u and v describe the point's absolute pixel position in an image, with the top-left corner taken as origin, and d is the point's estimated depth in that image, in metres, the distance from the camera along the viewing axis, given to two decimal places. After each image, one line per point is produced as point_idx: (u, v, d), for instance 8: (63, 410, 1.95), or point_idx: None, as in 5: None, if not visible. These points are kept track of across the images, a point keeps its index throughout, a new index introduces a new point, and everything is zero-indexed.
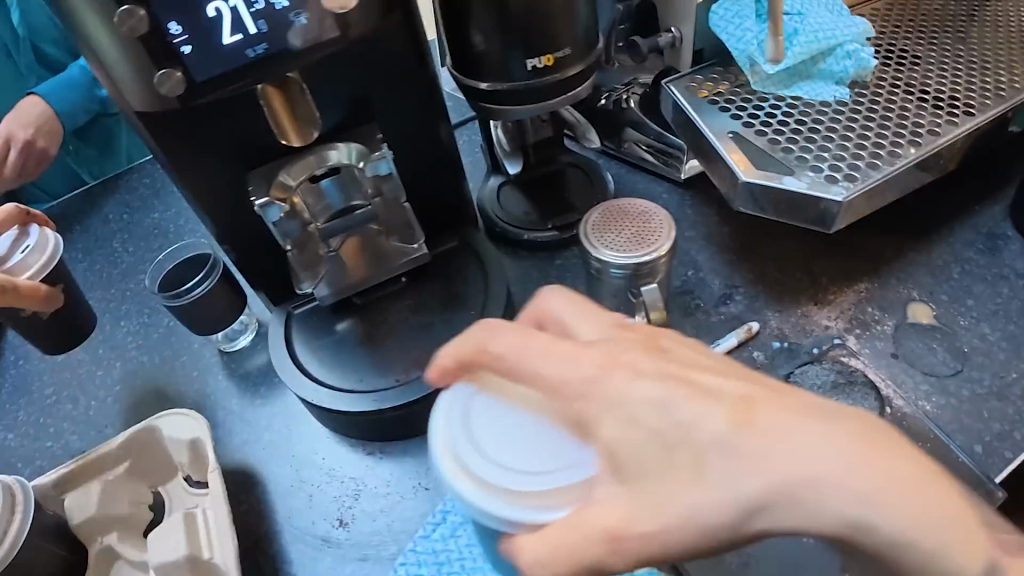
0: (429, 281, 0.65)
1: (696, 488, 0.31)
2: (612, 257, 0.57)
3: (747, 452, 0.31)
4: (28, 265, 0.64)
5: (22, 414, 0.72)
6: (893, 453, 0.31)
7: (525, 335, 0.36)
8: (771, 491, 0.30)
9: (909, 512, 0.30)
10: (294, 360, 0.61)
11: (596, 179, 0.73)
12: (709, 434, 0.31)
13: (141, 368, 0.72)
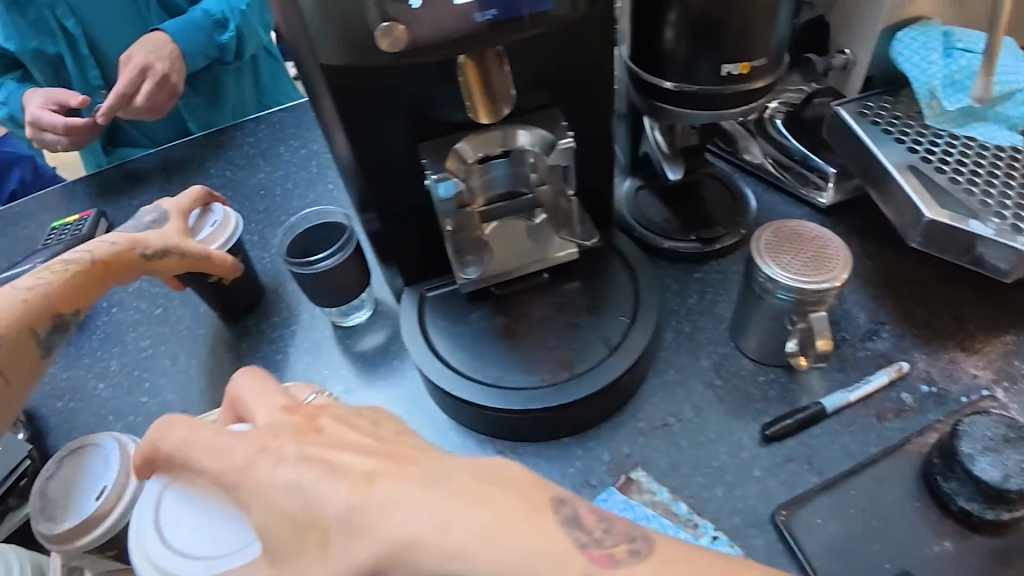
0: (573, 279, 0.61)
1: (322, 566, 0.33)
2: (785, 279, 0.54)
3: (364, 525, 0.33)
4: (214, 238, 0.64)
5: (114, 364, 0.69)
6: (478, 504, 0.33)
7: (190, 429, 0.41)
8: (383, 557, 0.32)
9: (521, 549, 0.32)
10: (428, 346, 0.58)
11: (739, 194, 0.70)
12: (334, 513, 0.34)
13: (246, 333, 0.69)
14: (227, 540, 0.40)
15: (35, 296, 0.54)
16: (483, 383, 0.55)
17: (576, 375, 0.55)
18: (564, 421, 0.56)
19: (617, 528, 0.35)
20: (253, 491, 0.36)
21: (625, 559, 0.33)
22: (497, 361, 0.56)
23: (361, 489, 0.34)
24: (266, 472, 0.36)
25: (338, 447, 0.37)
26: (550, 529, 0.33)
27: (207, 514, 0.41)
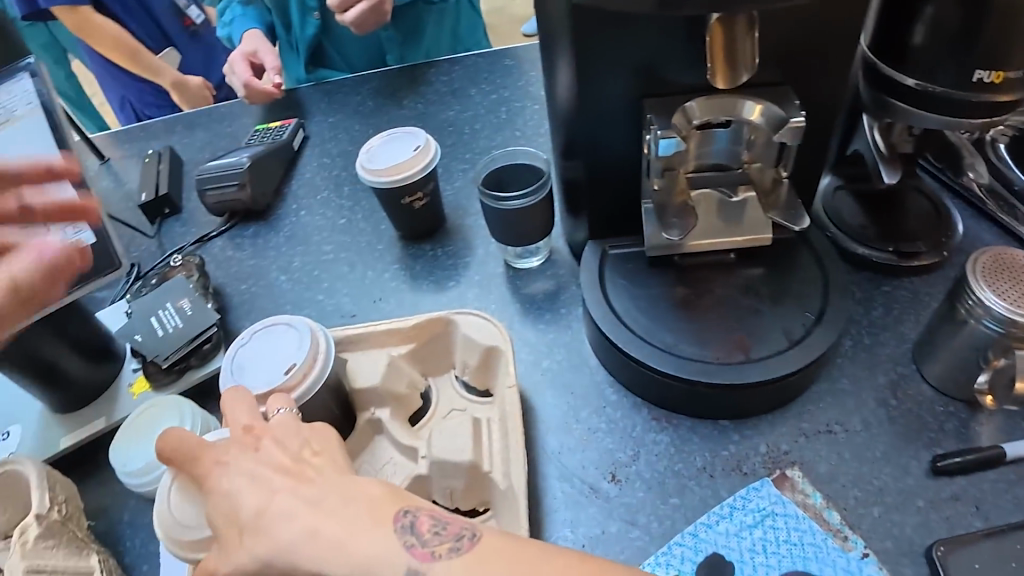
0: (760, 265, 0.61)
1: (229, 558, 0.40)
2: (998, 307, 0.51)
3: (258, 527, 0.40)
4: (415, 163, 0.68)
5: (296, 260, 0.74)
6: (334, 516, 0.39)
7: (183, 436, 0.47)
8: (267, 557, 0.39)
9: (367, 552, 0.37)
10: (604, 300, 0.59)
11: (944, 215, 0.67)
12: (241, 515, 0.41)
13: (423, 257, 0.72)
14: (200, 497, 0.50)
15: None
16: (656, 347, 0.56)
17: (752, 359, 0.55)
18: (728, 405, 0.56)
19: (448, 529, 0.39)
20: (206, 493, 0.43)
21: (445, 555, 0.37)
22: (671, 330, 0.57)
23: (261, 501, 0.41)
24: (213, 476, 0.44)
25: (257, 463, 0.43)
26: (390, 536, 0.38)
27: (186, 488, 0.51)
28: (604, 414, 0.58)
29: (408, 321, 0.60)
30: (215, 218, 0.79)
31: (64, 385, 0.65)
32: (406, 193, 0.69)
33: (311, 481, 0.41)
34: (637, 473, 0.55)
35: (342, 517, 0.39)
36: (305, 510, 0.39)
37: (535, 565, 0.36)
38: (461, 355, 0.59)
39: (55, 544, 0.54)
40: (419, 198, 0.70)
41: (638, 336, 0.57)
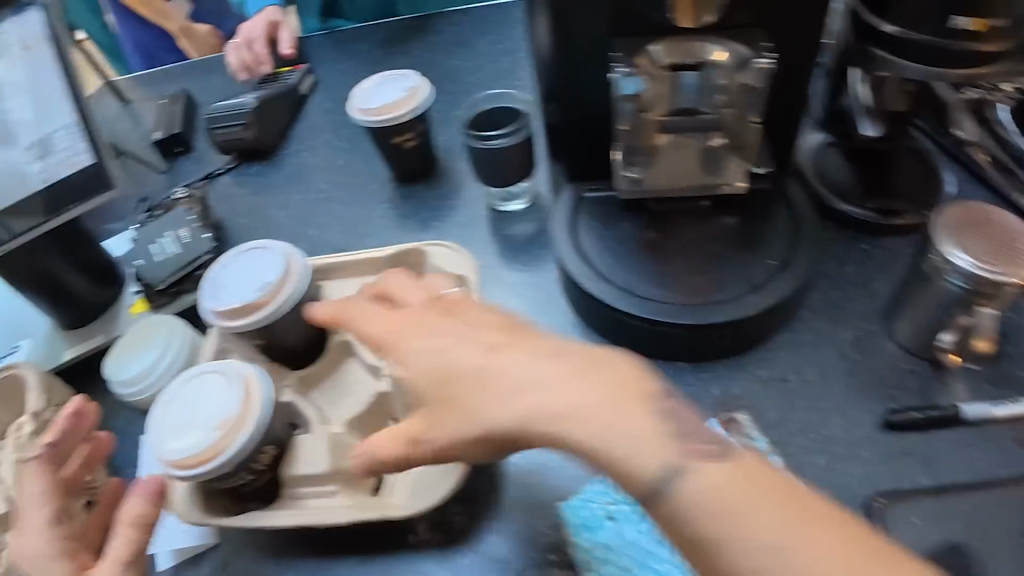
0: (734, 214, 0.61)
1: (493, 412, 0.40)
2: (964, 263, 0.51)
3: (485, 380, 0.41)
4: (405, 105, 0.70)
5: (294, 197, 0.77)
6: (589, 386, 0.38)
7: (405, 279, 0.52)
8: (517, 424, 0.39)
9: (625, 431, 0.36)
10: (574, 243, 0.60)
11: (934, 174, 0.66)
12: (466, 370, 0.42)
13: (413, 198, 0.74)
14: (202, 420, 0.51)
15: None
16: (617, 288, 0.57)
17: (709, 301, 0.55)
18: (686, 345, 0.57)
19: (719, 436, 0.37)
20: (401, 355, 0.45)
21: (717, 454, 0.36)
22: (635, 271, 0.58)
23: (480, 358, 0.42)
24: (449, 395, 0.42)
25: (465, 324, 0.45)
26: (643, 413, 0.37)
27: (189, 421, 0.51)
28: None
29: (383, 252, 0.62)
30: (221, 156, 0.82)
31: (67, 304, 0.68)
32: (397, 133, 0.71)
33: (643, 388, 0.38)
34: None
35: (583, 385, 0.38)
36: (581, 416, 0.37)
37: (800, 492, 0.34)
38: None
39: None
40: (409, 139, 0.72)
41: (606, 278, 0.58)
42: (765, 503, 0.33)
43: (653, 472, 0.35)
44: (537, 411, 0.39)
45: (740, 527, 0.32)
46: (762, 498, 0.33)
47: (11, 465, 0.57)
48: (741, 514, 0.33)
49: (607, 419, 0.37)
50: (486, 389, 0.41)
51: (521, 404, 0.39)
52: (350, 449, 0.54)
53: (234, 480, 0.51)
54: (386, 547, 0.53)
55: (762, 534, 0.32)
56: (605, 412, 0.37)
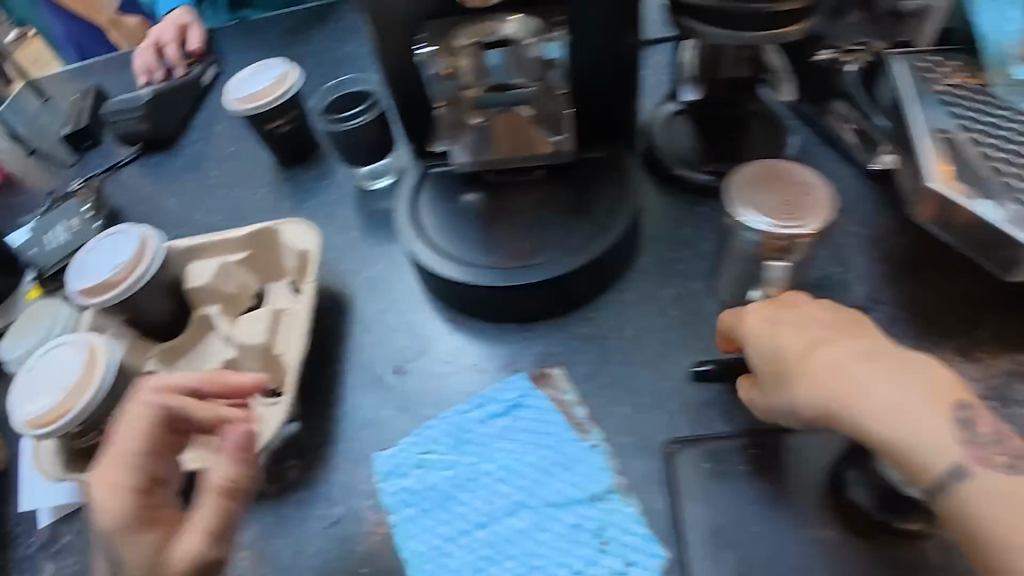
0: (564, 183, 0.64)
1: (801, 386, 0.46)
2: (761, 227, 0.53)
3: (807, 368, 0.46)
4: (273, 91, 0.74)
5: (187, 184, 0.82)
6: (877, 354, 0.45)
7: (795, 330, 0.49)
8: (825, 395, 0.44)
9: (907, 413, 0.42)
10: (412, 215, 0.64)
11: (779, 141, 0.68)
12: (792, 355, 0.47)
13: (292, 180, 0.78)
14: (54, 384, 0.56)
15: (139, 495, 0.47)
16: (443, 255, 0.61)
17: (527, 266, 0.59)
18: (509, 307, 0.60)
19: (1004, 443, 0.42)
20: (775, 342, 0.49)
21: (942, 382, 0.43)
22: (463, 239, 0.62)
23: (805, 344, 0.47)
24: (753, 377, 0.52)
25: (805, 316, 0.50)
26: (918, 386, 0.43)
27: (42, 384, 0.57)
28: (404, 316, 0.64)
29: (241, 231, 0.67)
30: (125, 149, 0.87)
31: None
32: (269, 119, 0.75)
33: (786, 304, 0.51)
34: (419, 366, 0.61)
35: (857, 342, 0.46)
36: (766, 325, 0.50)
37: (915, 364, 0.44)
38: (287, 261, 0.66)
39: None
40: (281, 124, 0.76)
41: (437, 248, 0.62)
42: (902, 394, 0.42)
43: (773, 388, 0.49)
44: (814, 385, 0.45)
45: (833, 386, 0.44)
46: (931, 407, 0.42)
47: None
48: (864, 381, 0.44)
49: (771, 345, 0.49)
50: (776, 363, 0.48)
51: (807, 376, 0.46)
52: None
53: (84, 441, 0.57)
54: None
55: (898, 400, 0.42)
56: (868, 369, 0.44)
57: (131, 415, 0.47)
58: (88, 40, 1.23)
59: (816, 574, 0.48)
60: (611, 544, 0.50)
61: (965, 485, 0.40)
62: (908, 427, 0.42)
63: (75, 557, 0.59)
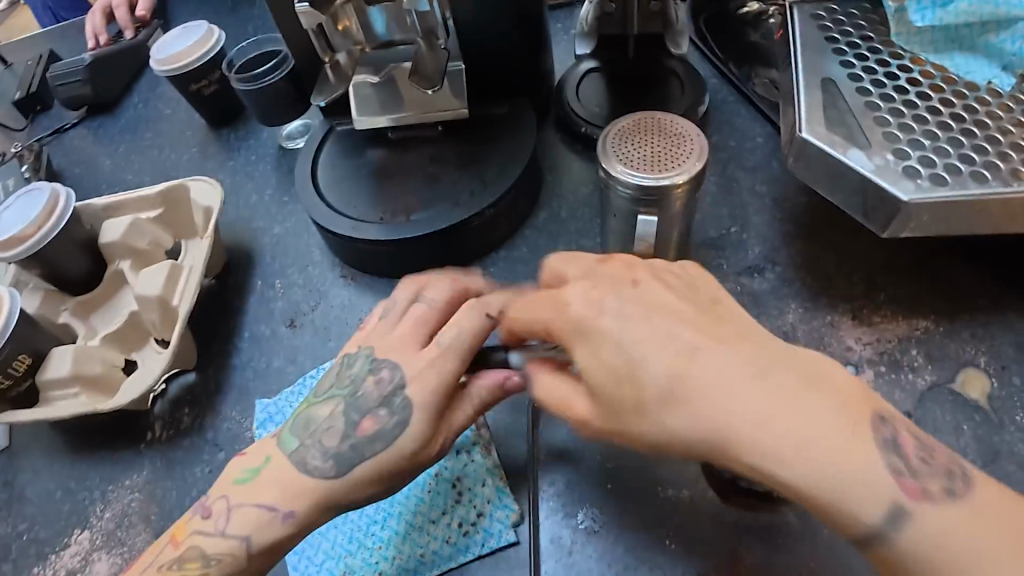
0: (461, 139, 0.65)
1: (647, 417, 0.38)
2: (640, 179, 0.52)
3: (684, 395, 0.37)
4: (193, 53, 0.75)
5: (124, 146, 0.84)
6: (768, 370, 0.37)
7: (619, 295, 0.41)
8: (697, 426, 0.36)
9: (811, 447, 0.34)
10: (312, 170, 0.65)
11: (698, 98, 0.68)
12: (653, 379, 0.37)
13: (220, 141, 0.80)
14: None
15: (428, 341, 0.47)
16: (333, 210, 0.62)
17: (413, 219, 0.60)
18: (397, 261, 0.62)
19: (937, 459, 0.36)
20: (592, 337, 0.39)
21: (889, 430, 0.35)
22: (356, 195, 0.63)
23: (677, 360, 0.37)
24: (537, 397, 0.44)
25: (662, 320, 0.39)
26: (822, 409, 0.35)
27: None
28: (305, 272, 0.66)
29: (154, 188, 0.69)
30: (73, 113, 0.90)
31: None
32: (192, 81, 0.77)
33: (623, 283, 0.42)
34: (312, 319, 0.63)
35: (745, 361, 0.37)
36: (615, 317, 0.39)
37: (817, 374, 0.37)
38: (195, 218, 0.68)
39: None
40: (204, 86, 0.78)
41: (332, 202, 0.63)
42: (807, 430, 0.35)
43: (605, 410, 0.39)
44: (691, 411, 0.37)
45: (694, 404, 0.36)
46: (847, 425, 0.35)
47: None
48: (769, 413, 0.35)
49: (605, 362, 0.39)
50: (632, 383, 0.38)
51: (668, 406, 0.37)
52: (95, 358, 0.61)
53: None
54: (128, 445, 0.60)
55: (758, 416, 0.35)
56: (735, 384, 0.36)
57: (437, 288, 0.51)
58: (63, 7, 1.26)
59: (660, 529, 0.48)
60: (466, 496, 0.50)
61: (902, 531, 0.34)
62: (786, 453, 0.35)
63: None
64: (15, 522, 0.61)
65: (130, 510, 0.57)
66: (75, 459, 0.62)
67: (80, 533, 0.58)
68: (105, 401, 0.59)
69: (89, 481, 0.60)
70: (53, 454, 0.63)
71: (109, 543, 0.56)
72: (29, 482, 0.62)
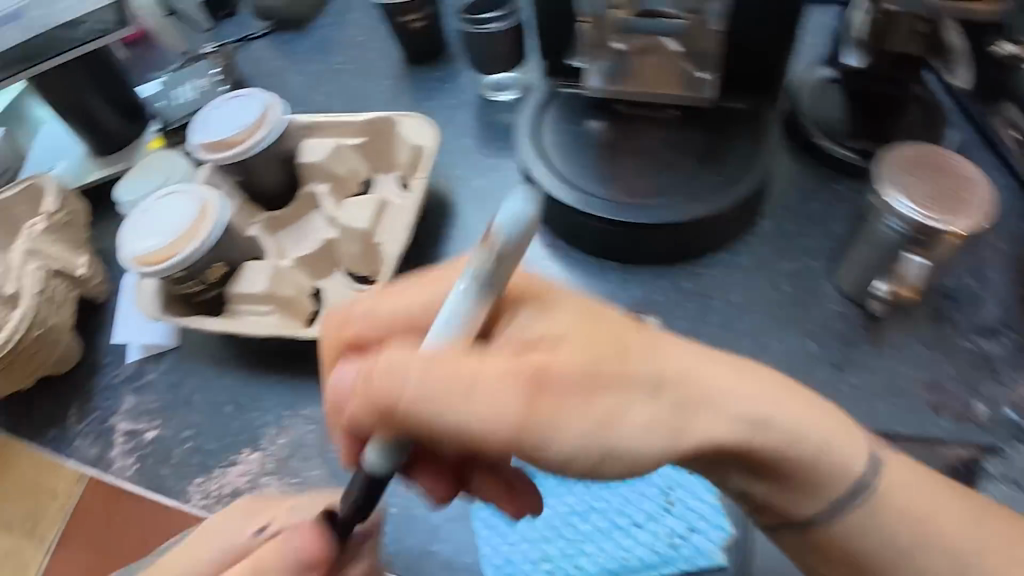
0: (696, 129, 0.61)
1: (625, 378, 0.33)
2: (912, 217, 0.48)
3: (640, 356, 0.34)
4: None
5: (314, 66, 0.82)
6: (719, 357, 0.36)
7: (577, 314, 0.36)
8: (667, 377, 0.34)
9: (790, 416, 0.35)
10: (534, 131, 0.62)
11: (940, 132, 0.63)
12: (645, 370, 0.34)
13: (416, 79, 0.77)
14: (161, 228, 0.57)
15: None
16: (557, 177, 0.59)
17: (640, 205, 0.57)
18: (615, 242, 0.59)
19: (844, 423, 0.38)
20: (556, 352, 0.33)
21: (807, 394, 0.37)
22: (581, 166, 0.60)
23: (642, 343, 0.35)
24: (435, 414, 0.31)
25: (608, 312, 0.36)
26: (754, 381, 0.36)
27: (149, 226, 0.58)
28: None
29: (362, 117, 0.66)
30: (261, 21, 0.88)
31: (97, 133, 0.76)
32: (404, 13, 0.74)
33: (536, 295, 0.37)
34: None
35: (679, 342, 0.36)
36: (547, 335, 0.34)
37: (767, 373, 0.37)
38: (400, 155, 0.66)
39: (56, 239, 0.67)
40: (413, 21, 0.75)
41: (555, 168, 0.60)
42: (767, 388, 0.36)
43: (549, 403, 0.32)
44: (619, 437, 0.33)
45: (686, 389, 0.34)
46: (777, 390, 0.36)
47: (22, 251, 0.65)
48: (719, 377, 0.35)
49: (564, 360, 0.33)
50: (619, 357, 0.33)
51: (606, 441, 0.33)
52: (289, 280, 0.59)
53: (185, 286, 0.59)
54: (308, 375, 0.59)
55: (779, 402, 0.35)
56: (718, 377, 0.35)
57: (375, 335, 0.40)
58: None
59: None
60: (677, 505, 0.48)
61: (882, 476, 0.37)
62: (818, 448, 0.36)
63: (155, 395, 0.62)
64: (179, 426, 0.60)
65: (303, 442, 0.57)
66: (248, 375, 0.61)
67: (249, 453, 0.57)
68: (295, 327, 0.58)
69: (262, 402, 0.59)
70: (224, 364, 0.62)
71: (279, 471, 0.56)
72: (196, 388, 0.62)
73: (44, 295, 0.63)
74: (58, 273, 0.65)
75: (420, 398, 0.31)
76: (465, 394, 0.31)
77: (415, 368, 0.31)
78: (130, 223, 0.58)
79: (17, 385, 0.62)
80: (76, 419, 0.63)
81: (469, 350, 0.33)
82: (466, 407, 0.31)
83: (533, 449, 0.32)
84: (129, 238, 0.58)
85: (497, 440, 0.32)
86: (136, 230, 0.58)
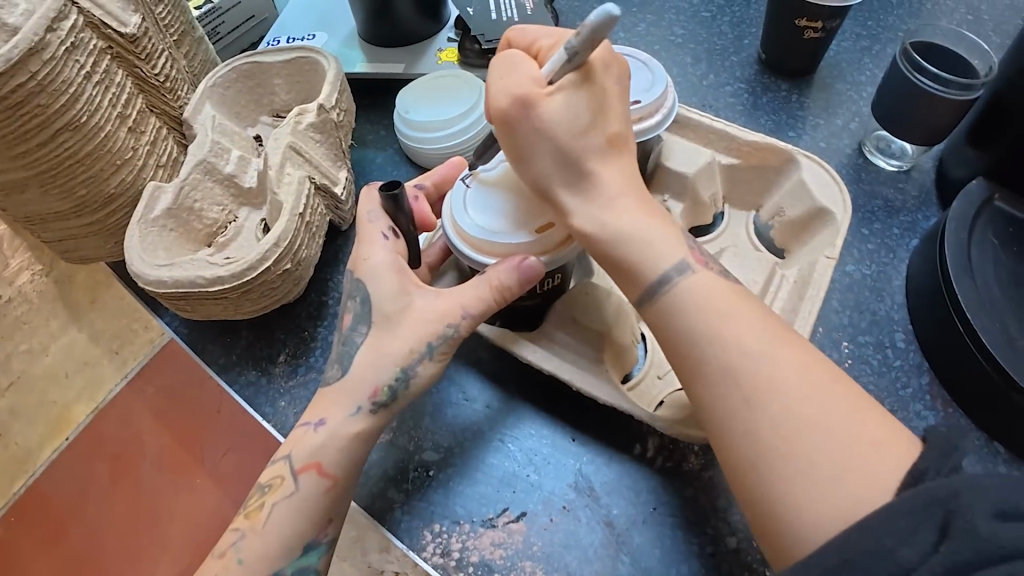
0: None
1: (624, 219, 0.39)
2: None
3: (668, 317, 0.37)
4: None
5: (646, 31, 0.67)
6: (828, 420, 0.31)
7: (670, 341, 0.37)
8: (735, 334, 0.34)
9: (803, 416, 0.32)
10: (959, 240, 0.48)
11: None
12: (660, 260, 0.38)
13: (773, 94, 0.62)
14: (499, 210, 0.43)
15: (385, 263, 0.42)
16: (980, 315, 0.45)
17: None
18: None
19: None
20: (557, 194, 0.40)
21: (892, 455, 0.30)
22: (1005, 318, 0.46)
23: (610, 229, 0.38)
24: (688, 347, 0.35)
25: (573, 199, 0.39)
26: (813, 389, 0.32)
27: (483, 203, 0.43)
28: (883, 353, 0.50)
29: (750, 134, 0.53)
30: None
31: (382, 18, 0.60)
32: (804, 16, 0.57)
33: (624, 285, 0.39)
34: None
35: (742, 318, 0.35)
36: (610, 233, 0.38)
37: (821, 373, 0.33)
38: (782, 201, 0.53)
39: (319, 141, 0.52)
40: (813, 29, 0.58)
41: (976, 304, 0.46)
42: (821, 421, 0.31)
43: (717, 316, 0.35)
44: (794, 419, 0.32)
45: (746, 376, 0.33)
46: (840, 431, 0.31)
47: (282, 147, 0.50)
48: (783, 439, 0.32)
49: (677, 313, 0.36)
50: (618, 235, 0.38)
51: (789, 430, 0.32)
52: (623, 334, 0.48)
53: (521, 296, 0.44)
54: (606, 449, 0.47)
55: (827, 490, 0.30)
56: (843, 426, 0.31)
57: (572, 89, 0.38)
58: None
59: None
60: None
61: (800, 426, 0.31)
62: (824, 514, 0.30)
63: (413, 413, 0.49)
64: (421, 439, 0.48)
65: (584, 537, 0.44)
66: (526, 412, 0.48)
67: (509, 520, 0.45)
68: (519, 339, 0.47)
69: (539, 459, 0.47)
70: (497, 383, 0.50)
71: (546, 560, 0.43)
72: (452, 398, 0.49)
73: (303, 219, 0.48)
74: (317, 188, 0.51)
75: (689, 331, 0.36)
76: (708, 310, 0.36)
77: (698, 298, 0.36)
78: (452, 195, 0.44)
79: (234, 315, 0.49)
80: (286, 373, 0.50)
81: (620, 191, 0.39)
82: (721, 329, 0.35)
83: (731, 402, 0.33)
84: (458, 211, 0.43)
85: (611, 233, 0.39)
86: (465, 208, 0.43)
